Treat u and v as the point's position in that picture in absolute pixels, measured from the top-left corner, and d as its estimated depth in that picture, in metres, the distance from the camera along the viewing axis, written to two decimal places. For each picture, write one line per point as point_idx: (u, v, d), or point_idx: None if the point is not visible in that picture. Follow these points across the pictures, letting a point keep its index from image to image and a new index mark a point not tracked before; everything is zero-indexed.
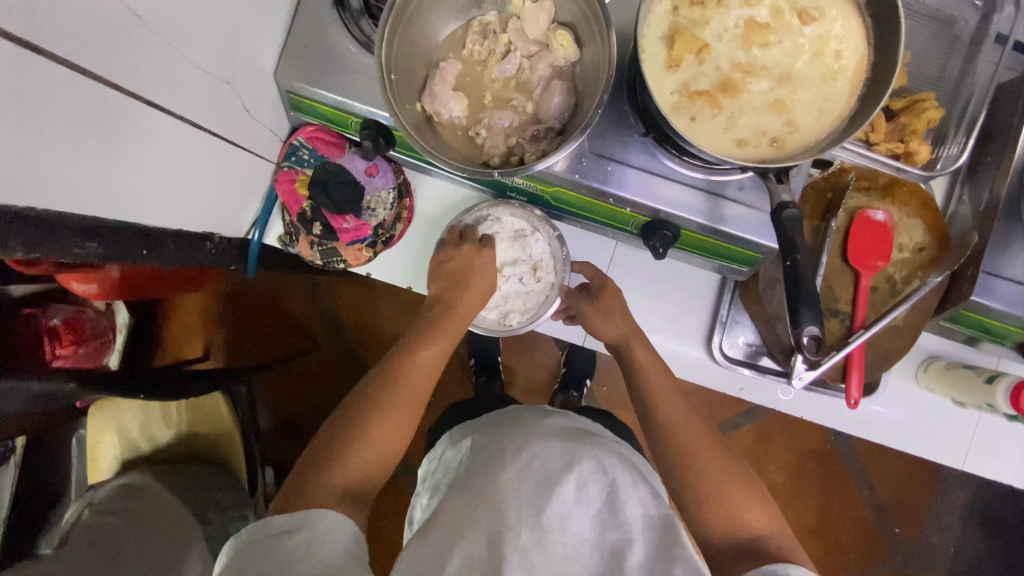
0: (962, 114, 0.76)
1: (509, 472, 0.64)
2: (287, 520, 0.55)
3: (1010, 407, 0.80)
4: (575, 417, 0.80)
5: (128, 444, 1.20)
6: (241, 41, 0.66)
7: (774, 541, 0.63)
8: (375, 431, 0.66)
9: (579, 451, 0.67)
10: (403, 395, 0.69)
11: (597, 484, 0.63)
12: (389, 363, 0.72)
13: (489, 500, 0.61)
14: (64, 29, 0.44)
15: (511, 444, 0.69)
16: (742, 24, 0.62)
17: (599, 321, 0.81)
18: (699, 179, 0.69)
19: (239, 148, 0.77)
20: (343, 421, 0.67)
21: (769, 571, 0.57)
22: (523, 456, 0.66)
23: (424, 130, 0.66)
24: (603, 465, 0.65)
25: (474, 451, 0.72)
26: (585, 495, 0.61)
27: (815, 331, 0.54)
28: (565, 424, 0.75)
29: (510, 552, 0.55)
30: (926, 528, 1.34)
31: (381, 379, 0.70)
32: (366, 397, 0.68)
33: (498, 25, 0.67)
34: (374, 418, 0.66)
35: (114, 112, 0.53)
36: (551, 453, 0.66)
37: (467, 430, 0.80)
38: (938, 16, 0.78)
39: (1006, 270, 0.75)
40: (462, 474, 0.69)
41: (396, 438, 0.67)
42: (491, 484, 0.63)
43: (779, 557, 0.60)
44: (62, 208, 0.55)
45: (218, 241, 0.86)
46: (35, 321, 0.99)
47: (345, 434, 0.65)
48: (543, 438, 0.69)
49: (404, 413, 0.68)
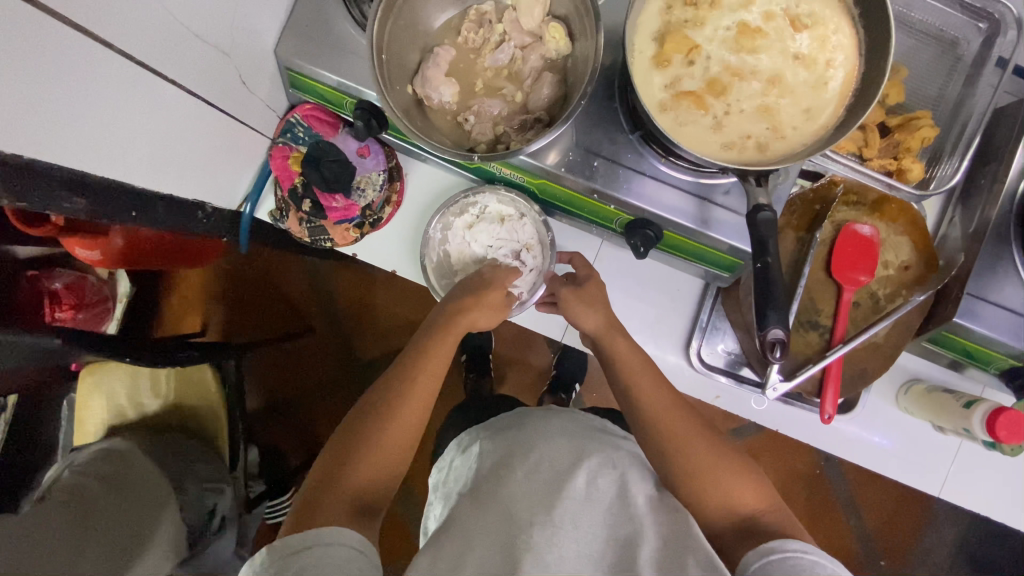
0: (959, 135, 0.75)
1: (519, 474, 0.64)
2: (303, 538, 0.55)
3: (985, 433, 0.78)
4: (584, 415, 0.80)
5: (116, 411, 1.19)
6: (243, 14, 0.67)
7: (766, 520, 0.62)
8: (386, 440, 0.65)
9: (587, 448, 0.68)
10: (408, 402, 0.67)
11: (607, 478, 0.65)
12: (396, 369, 0.72)
13: (498, 500, 0.62)
14: None
15: (521, 443, 0.70)
16: (734, 27, 0.63)
17: (580, 309, 0.78)
18: (686, 181, 0.69)
19: (235, 119, 0.79)
20: (352, 430, 0.67)
21: (766, 548, 0.57)
22: (531, 457, 0.67)
23: (413, 114, 0.67)
24: (611, 460, 0.67)
25: (486, 453, 0.71)
26: (594, 489, 0.63)
27: (780, 334, 0.54)
28: (574, 421, 0.75)
29: (525, 554, 0.55)
30: (914, 563, 1.31)
31: (391, 386, 0.69)
32: (375, 405, 0.68)
33: (495, 14, 0.68)
34: (383, 427, 0.66)
35: (117, 75, 0.55)
36: (561, 453, 0.67)
37: (477, 435, 0.78)
38: (941, 36, 0.77)
39: (992, 295, 0.74)
40: (475, 475, 0.68)
41: (404, 445, 0.67)
42: (502, 484, 0.64)
43: (777, 534, 0.59)
44: (51, 159, 0.57)
45: (211, 212, 0.91)
46: (36, 282, 1.03)
47: (356, 443, 0.65)
48: (550, 436, 0.70)
49: (415, 416, 0.67)
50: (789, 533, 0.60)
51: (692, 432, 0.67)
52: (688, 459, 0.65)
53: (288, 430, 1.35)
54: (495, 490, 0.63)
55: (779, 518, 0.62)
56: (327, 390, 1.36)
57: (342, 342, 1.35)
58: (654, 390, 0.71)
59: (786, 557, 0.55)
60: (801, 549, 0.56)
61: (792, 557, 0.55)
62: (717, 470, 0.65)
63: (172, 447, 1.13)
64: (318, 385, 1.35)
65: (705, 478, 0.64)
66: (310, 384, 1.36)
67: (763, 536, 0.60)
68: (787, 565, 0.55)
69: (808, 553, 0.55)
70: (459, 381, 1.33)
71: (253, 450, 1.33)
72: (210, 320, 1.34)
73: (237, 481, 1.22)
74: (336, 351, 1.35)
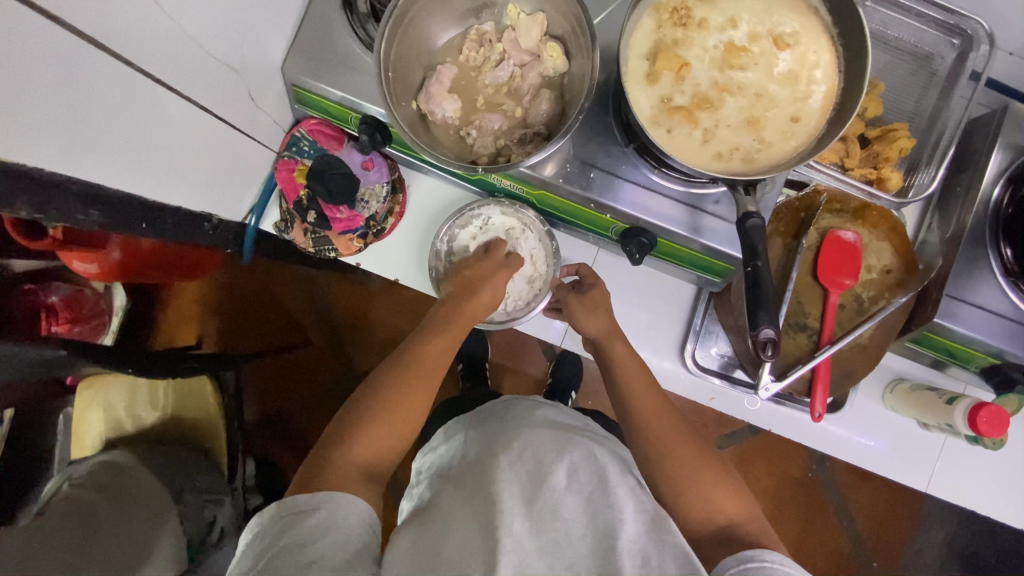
0: (934, 146, 0.79)
1: (502, 464, 0.66)
2: (308, 500, 0.58)
3: (968, 428, 0.82)
4: (565, 409, 0.82)
5: (112, 423, 1.18)
6: (253, 33, 0.70)
7: (747, 529, 0.64)
8: (390, 417, 0.67)
9: (569, 441, 0.70)
10: (410, 386, 0.70)
11: (588, 470, 0.66)
12: (400, 354, 0.74)
13: (482, 489, 0.64)
14: (86, 7, 0.47)
15: (504, 434, 0.71)
16: (721, 46, 0.66)
17: (584, 316, 0.81)
18: (679, 191, 0.72)
19: (241, 133, 0.81)
20: (356, 407, 0.69)
21: (745, 557, 0.58)
22: (515, 445, 0.69)
23: (417, 128, 0.70)
24: (593, 454, 0.68)
25: (470, 443, 0.73)
26: (575, 482, 0.64)
27: (771, 334, 0.57)
28: (555, 416, 0.77)
29: (502, 538, 0.57)
30: (904, 563, 1.34)
31: (396, 367, 0.72)
32: (380, 386, 0.70)
33: (494, 34, 0.71)
34: (387, 405, 0.68)
35: (129, 89, 0.58)
36: (543, 442, 0.69)
37: (462, 425, 0.80)
38: (916, 52, 0.82)
39: (969, 297, 0.78)
40: (460, 462, 0.71)
41: (407, 426, 0.69)
42: (485, 474, 0.65)
43: (755, 543, 0.61)
44: (68, 172, 0.59)
45: (217, 224, 0.93)
46: (33, 296, 1.03)
47: (361, 416, 0.67)
48: (533, 427, 0.72)
49: (417, 399, 0.70)
50: (769, 544, 0.61)
51: (685, 436, 0.70)
52: (682, 460, 0.68)
53: (284, 444, 1.34)
54: (478, 479, 0.65)
55: (760, 526, 0.64)
56: (325, 403, 1.36)
57: (340, 352, 1.36)
58: (651, 394, 0.74)
59: (762, 566, 0.56)
60: (778, 561, 0.57)
61: (768, 567, 0.56)
62: (708, 473, 0.67)
63: (169, 460, 1.12)
64: (316, 396, 1.36)
65: (695, 481, 0.66)
66: (308, 396, 1.36)
67: (741, 544, 0.61)
68: (762, 573, 0.56)
69: (784, 565, 0.56)
70: (457, 390, 1.35)
71: (250, 463, 1.33)
72: (205, 334, 1.34)
73: (235, 492, 1.20)
74: (335, 362, 1.36)
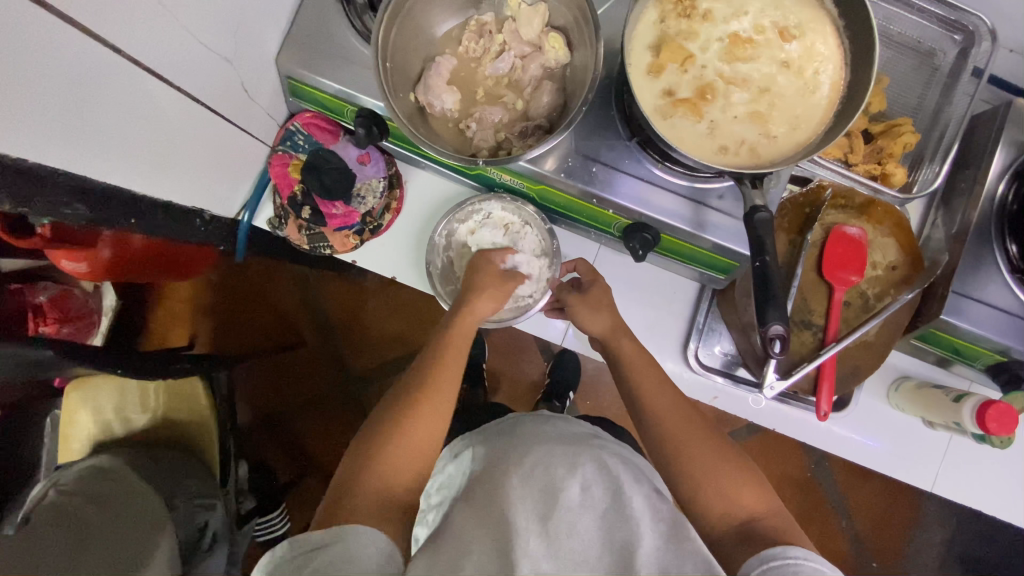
0: (938, 141, 0.79)
1: (512, 483, 0.64)
2: (322, 536, 0.55)
3: (976, 425, 0.81)
4: (574, 420, 0.80)
5: (102, 427, 1.11)
6: (246, 23, 0.68)
7: (767, 523, 0.62)
8: (410, 439, 0.64)
9: (579, 454, 0.67)
10: (429, 404, 0.66)
11: (601, 486, 0.63)
12: (419, 368, 0.71)
13: (493, 506, 0.61)
14: None
15: (514, 453, 0.69)
16: (726, 38, 0.65)
17: (586, 314, 0.80)
18: (682, 186, 0.71)
19: (235, 126, 0.79)
20: (379, 428, 0.65)
21: (768, 555, 0.56)
22: (525, 464, 0.66)
23: (416, 120, 0.68)
24: (605, 468, 0.65)
25: (480, 460, 0.71)
26: (588, 498, 0.61)
27: (780, 330, 0.56)
28: (565, 429, 0.75)
29: (520, 559, 0.54)
30: (905, 564, 1.33)
31: (414, 386, 0.68)
32: (401, 404, 0.67)
33: (494, 25, 0.70)
34: (406, 427, 0.64)
35: (113, 76, 0.54)
36: (553, 458, 0.66)
37: (468, 442, 0.78)
38: (919, 48, 0.81)
39: (976, 293, 0.77)
40: (470, 480, 0.69)
41: (422, 452, 0.64)
42: (494, 494, 0.63)
43: (773, 540, 0.59)
44: (51, 163, 0.56)
45: (209, 220, 0.91)
46: (18, 296, 1.01)
47: (380, 439, 0.64)
48: (543, 444, 0.70)
49: (434, 418, 0.66)
50: (791, 537, 0.59)
51: (696, 432, 0.68)
52: (693, 459, 0.66)
53: (279, 444, 1.32)
54: (490, 497, 0.63)
55: (784, 518, 0.62)
56: (318, 403, 1.33)
57: (334, 354, 1.33)
58: (658, 393, 0.72)
59: (786, 564, 0.55)
60: (803, 557, 0.55)
61: (792, 564, 0.55)
62: (718, 472, 0.65)
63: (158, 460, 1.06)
64: (310, 399, 1.33)
65: (706, 479, 0.65)
66: (301, 397, 1.33)
67: (761, 543, 0.59)
68: (787, 571, 0.54)
69: (809, 560, 0.55)
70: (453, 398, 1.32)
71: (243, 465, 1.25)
72: (198, 333, 1.31)
73: (228, 496, 1.15)
74: (328, 363, 1.33)
